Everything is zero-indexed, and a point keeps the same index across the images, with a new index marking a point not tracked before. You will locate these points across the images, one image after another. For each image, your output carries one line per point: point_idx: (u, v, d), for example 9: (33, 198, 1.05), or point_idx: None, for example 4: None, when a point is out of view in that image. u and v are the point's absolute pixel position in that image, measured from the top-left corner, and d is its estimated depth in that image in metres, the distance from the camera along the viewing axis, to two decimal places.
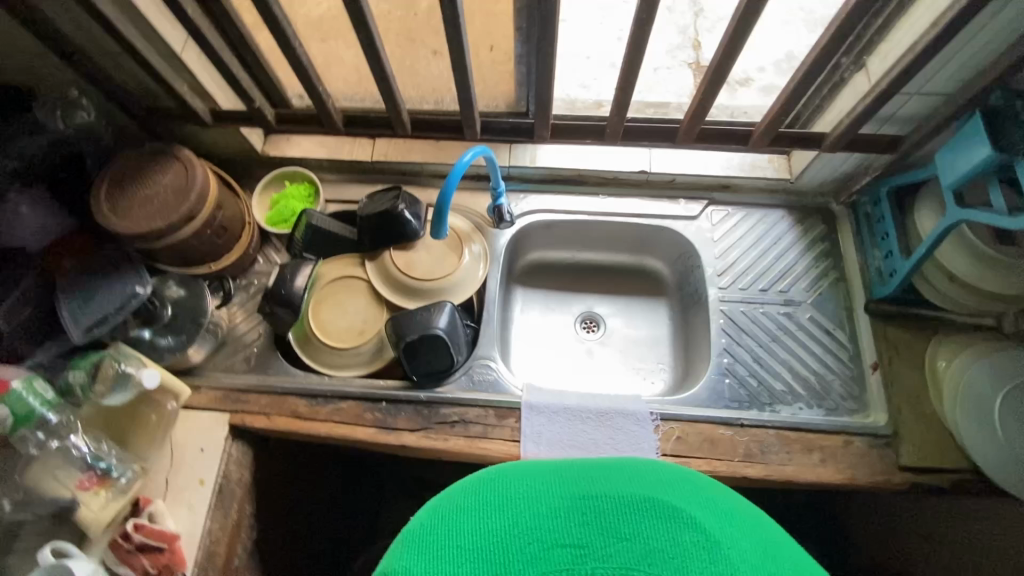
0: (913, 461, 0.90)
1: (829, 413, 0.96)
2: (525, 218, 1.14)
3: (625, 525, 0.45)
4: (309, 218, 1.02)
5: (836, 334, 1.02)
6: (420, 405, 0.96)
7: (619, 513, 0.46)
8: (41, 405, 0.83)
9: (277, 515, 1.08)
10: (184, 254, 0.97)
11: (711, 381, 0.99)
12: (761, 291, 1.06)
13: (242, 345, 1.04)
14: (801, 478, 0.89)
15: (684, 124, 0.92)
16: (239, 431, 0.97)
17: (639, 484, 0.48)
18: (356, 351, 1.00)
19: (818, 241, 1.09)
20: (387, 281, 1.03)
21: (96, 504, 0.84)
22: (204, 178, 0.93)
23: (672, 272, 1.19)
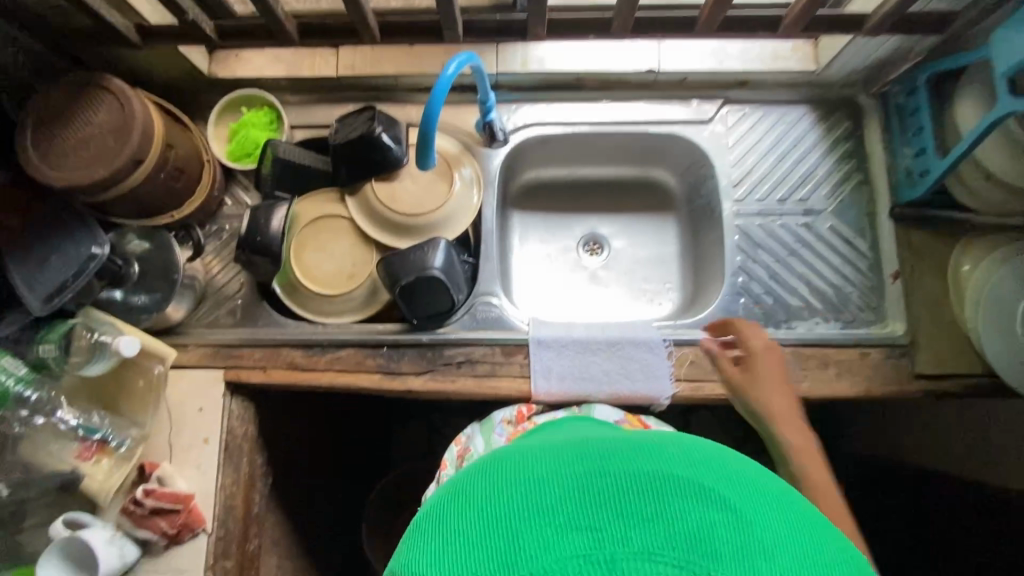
0: (928, 369, 0.89)
1: (846, 326, 0.93)
2: (520, 133, 1.02)
3: (645, 502, 0.36)
4: (275, 150, 0.91)
5: (857, 242, 0.96)
6: (423, 347, 0.92)
7: (633, 484, 0.37)
8: (16, 383, 0.78)
9: (290, 458, 1.08)
10: (139, 204, 0.86)
11: (725, 302, 0.95)
12: (779, 201, 0.98)
13: (224, 297, 0.96)
14: (817, 393, 0.88)
15: (704, 13, 0.77)
16: (235, 387, 0.92)
17: (658, 454, 0.40)
18: (348, 296, 0.93)
19: (841, 140, 0.99)
20: (372, 217, 0.94)
21: (100, 474, 0.83)
22: (144, 112, 0.79)
23: (682, 184, 1.11)
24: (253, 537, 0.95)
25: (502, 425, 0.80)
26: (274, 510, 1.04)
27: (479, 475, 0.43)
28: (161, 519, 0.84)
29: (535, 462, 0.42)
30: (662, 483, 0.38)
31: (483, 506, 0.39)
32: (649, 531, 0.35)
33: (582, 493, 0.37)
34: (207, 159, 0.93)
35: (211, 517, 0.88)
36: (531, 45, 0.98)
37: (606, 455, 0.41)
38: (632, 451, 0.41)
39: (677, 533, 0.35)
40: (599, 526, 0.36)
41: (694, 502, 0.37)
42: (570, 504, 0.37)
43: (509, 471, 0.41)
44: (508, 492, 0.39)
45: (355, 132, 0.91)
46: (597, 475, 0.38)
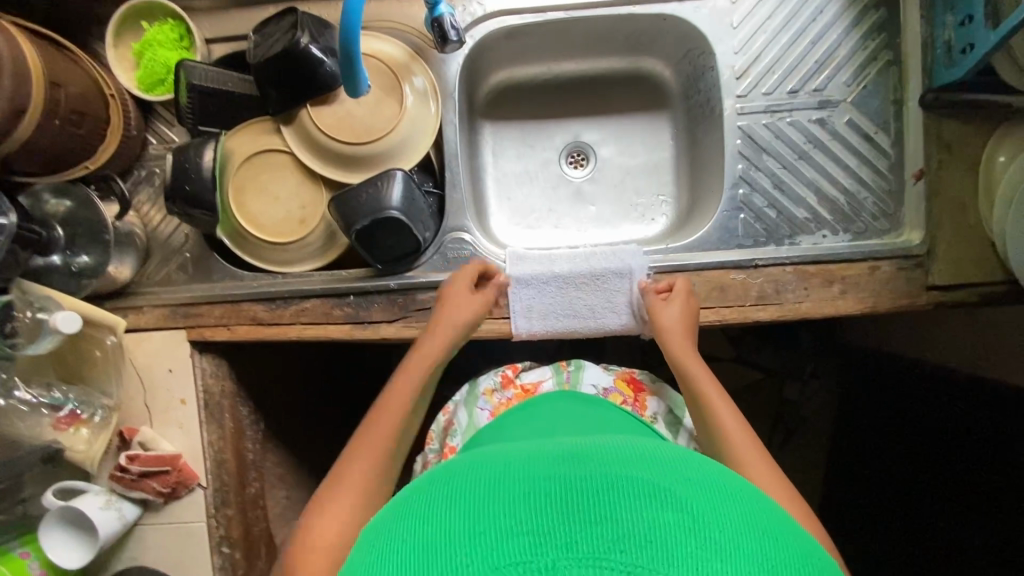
0: (943, 279, 0.81)
1: (856, 238, 0.83)
2: (479, 27, 0.84)
3: (594, 502, 0.32)
4: (189, 75, 0.78)
5: (877, 139, 0.83)
6: (392, 293, 0.85)
7: (582, 486, 0.33)
8: None
9: (280, 402, 1.07)
10: (41, 159, 0.74)
11: (723, 219, 0.85)
12: (790, 94, 0.83)
13: (172, 251, 0.88)
14: (818, 314, 0.81)
15: None
16: (203, 345, 0.88)
17: (615, 455, 0.37)
18: (303, 243, 0.84)
19: (871, 9, 0.82)
20: (315, 150, 0.81)
21: (81, 443, 0.81)
22: (10, 47, 0.65)
23: (677, 76, 0.95)
24: (252, 482, 0.96)
25: (485, 398, 0.80)
26: (272, 452, 1.05)
27: (429, 487, 0.38)
28: (153, 481, 0.84)
29: (488, 467, 0.38)
30: (614, 481, 0.34)
31: (423, 517, 0.35)
32: (597, 535, 0.31)
33: (528, 497, 0.33)
34: (111, 94, 0.79)
35: (204, 473, 0.88)
36: None
37: (559, 457, 0.37)
38: (588, 455, 0.37)
39: (625, 532, 0.31)
40: (544, 528, 0.31)
41: (648, 502, 0.32)
42: (514, 505, 0.33)
43: (459, 478, 0.37)
44: (453, 501, 0.35)
45: (278, 46, 0.76)
46: (546, 477, 0.34)
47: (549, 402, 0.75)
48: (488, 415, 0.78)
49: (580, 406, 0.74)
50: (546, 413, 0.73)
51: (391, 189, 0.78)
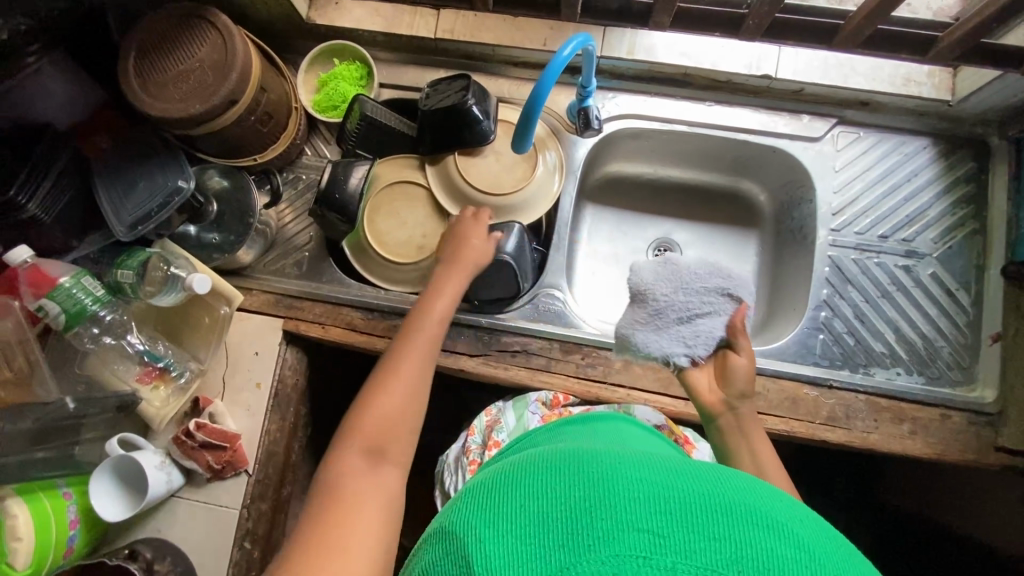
0: (1016, 444, 0.82)
1: (929, 383, 0.86)
2: (613, 123, 0.96)
3: (712, 523, 0.38)
4: (363, 106, 0.89)
5: (957, 295, 0.89)
6: (481, 330, 0.90)
7: (704, 506, 0.39)
8: (93, 303, 0.79)
9: (330, 412, 1.09)
10: (226, 143, 0.85)
11: (802, 335, 0.89)
12: (879, 238, 0.91)
13: (292, 248, 0.96)
14: (884, 448, 0.83)
15: (853, 22, 0.68)
16: (292, 337, 0.93)
17: (730, 486, 0.42)
18: (415, 267, 0.91)
19: (961, 182, 0.91)
20: (449, 189, 0.91)
21: (157, 400, 0.85)
22: (245, 53, 0.77)
23: (771, 201, 1.04)
24: (288, 484, 0.97)
25: (537, 404, 0.84)
26: (310, 461, 1.05)
27: (556, 464, 0.44)
28: (208, 454, 0.85)
29: (616, 466, 0.43)
30: (733, 510, 0.39)
31: (557, 490, 0.41)
32: (717, 549, 0.37)
33: (659, 503, 0.39)
34: (295, 107, 0.92)
35: (254, 459, 0.89)
36: (641, 31, 0.91)
37: (680, 476, 0.42)
38: (706, 482, 0.42)
39: (743, 554, 0.37)
40: (673, 533, 0.37)
41: (762, 534, 0.38)
42: (648, 508, 0.38)
43: (590, 467, 0.43)
44: (590, 485, 0.40)
45: (446, 101, 0.87)
46: (674, 492, 0.40)
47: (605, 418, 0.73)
48: (539, 419, 0.82)
49: (640, 430, 0.71)
50: (610, 428, 0.68)
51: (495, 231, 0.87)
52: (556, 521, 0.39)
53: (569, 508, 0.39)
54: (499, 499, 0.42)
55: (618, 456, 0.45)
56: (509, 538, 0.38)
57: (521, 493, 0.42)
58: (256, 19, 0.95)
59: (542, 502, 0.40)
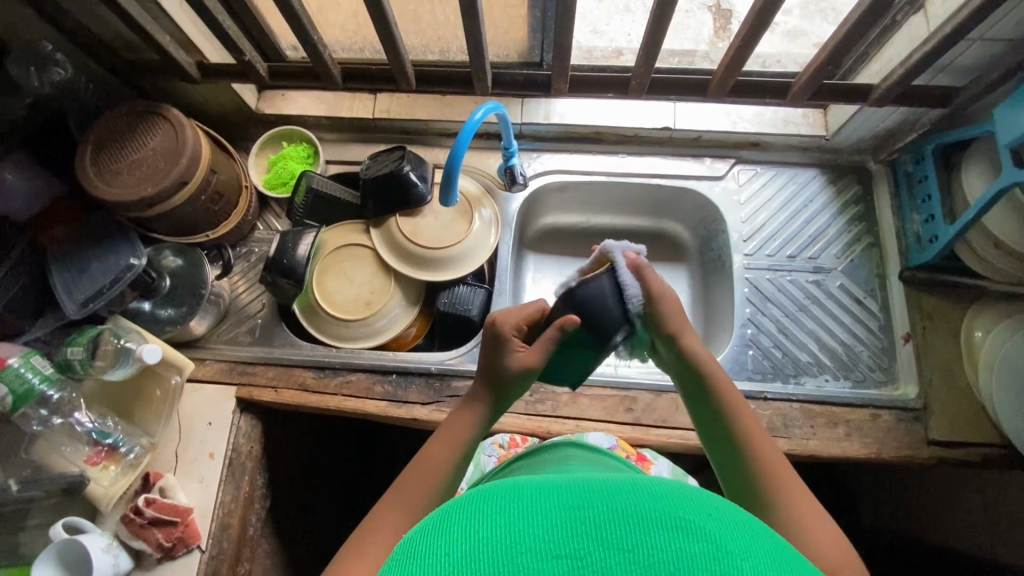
0: (941, 435, 0.87)
1: (856, 386, 0.92)
2: (540, 178, 1.06)
3: (627, 536, 0.33)
4: (309, 181, 0.97)
5: (866, 303, 0.97)
6: (431, 377, 0.93)
7: (615, 515, 0.35)
8: (41, 382, 0.81)
9: (291, 482, 1.07)
10: (178, 222, 0.91)
11: (733, 352, 0.95)
12: (789, 258, 1.00)
13: (246, 316, 1.00)
14: (824, 452, 0.86)
15: (717, 76, 0.80)
16: (246, 404, 0.94)
17: (640, 488, 0.38)
18: (365, 323, 0.96)
19: (851, 204, 1.02)
20: (394, 248, 0.98)
21: (105, 480, 0.83)
22: (195, 140, 0.85)
23: (693, 236, 1.13)
24: (244, 561, 0.94)
25: (493, 447, 0.87)
26: (270, 537, 1.02)
27: (469, 497, 0.39)
28: (158, 531, 0.83)
29: (526, 491, 0.38)
30: (643, 511, 0.35)
31: (466, 526, 0.36)
32: (630, 561, 0.32)
33: (570, 523, 0.34)
34: (245, 186, 1.00)
35: (206, 535, 0.87)
36: (553, 100, 1.04)
37: (594, 488, 0.37)
38: (616, 489, 0.37)
39: (656, 559, 0.32)
40: (587, 552, 0.33)
41: (675, 533, 0.34)
42: (557, 529, 0.34)
43: (502, 496, 0.38)
44: (501, 517, 0.35)
45: (385, 169, 0.96)
46: (587, 507, 0.35)
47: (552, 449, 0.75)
48: (494, 458, 0.86)
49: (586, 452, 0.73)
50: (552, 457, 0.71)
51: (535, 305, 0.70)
52: (466, 564, 0.33)
53: (480, 548, 0.34)
54: (412, 553, 0.36)
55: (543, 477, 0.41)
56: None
57: (433, 539, 0.36)
58: (209, 112, 1.05)
59: (453, 541, 0.35)
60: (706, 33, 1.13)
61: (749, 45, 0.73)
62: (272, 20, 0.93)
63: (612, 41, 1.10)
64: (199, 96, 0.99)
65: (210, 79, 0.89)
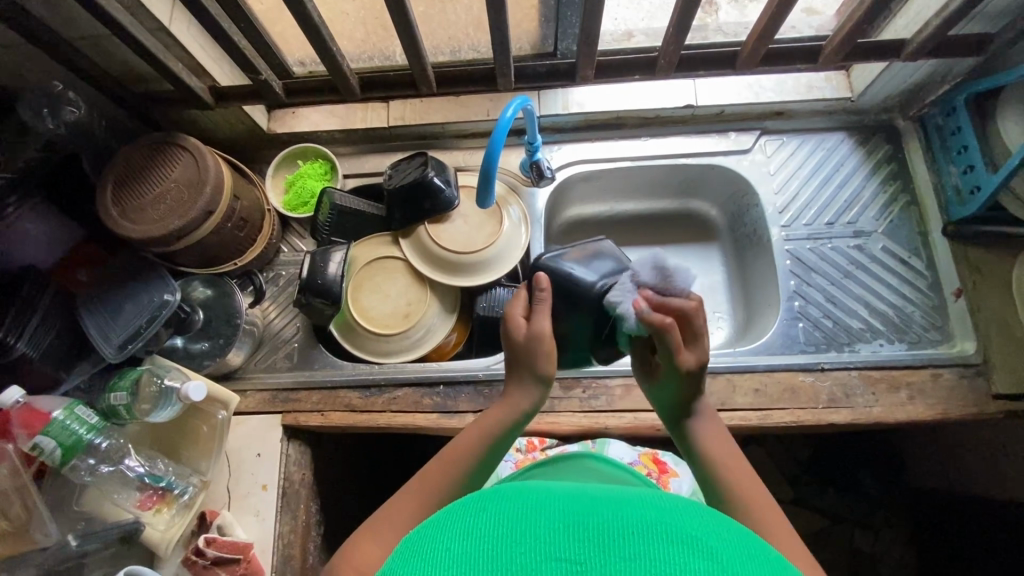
0: (1007, 388, 0.85)
1: (912, 347, 0.90)
2: (564, 171, 1.04)
3: (624, 542, 0.35)
4: (332, 198, 0.94)
5: (911, 262, 0.95)
6: (479, 383, 0.91)
7: (619, 525, 0.36)
8: (88, 431, 0.77)
9: (344, 504, 1.06)
10: (206, 252, 0.89)
11: (783, 326, 0.93)
12: (827, 225, 0.98)
13: (281, 342, 0.98)
14: (889, 418, 0.85)
15: (748, 46, 0.78)
16: (293, 431, 0.92)
17: (645, 505, 0.39)
18: (404, 335, 0.94)
19: (884, 163, 1.00)
20: (426, 257, 0.96)
21: (161, 524, 0.81)
22: (217, 166, 0.83)
23: (723, 214, 1.11)
24: None
25: (510, 452, 0.91)
26: (330, 562, 1.00)
27: (477, 500, 0.41)
28: (221, 570, 0.81)
29: (531, 498, 0.40)
30: (646, 523, 0.36)
31: (471, 525, 0.37)
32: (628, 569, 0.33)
33: (572, 528, 0.36)
34: (268, 209, 0.97)
35: (269, 568, 0.85)
36: (570, 89, 1.02)
37: (598, 503, 0.39)
38: (613, 503, 0.39)
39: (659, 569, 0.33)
40: (588, 558, 0.34)
41: (677, 546, 0.34)
42: (560, 532, 0.36)
43: (508, 503, 0.39)
44: (507, 518, 0.37)
45: (409, 177, 0.93)
46: (590, 517, 0.37)
47: (568, 459, 0.74)
48: (512, 464, 0.89)
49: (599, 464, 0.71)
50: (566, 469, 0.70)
51: (522, 284, 0.73)
52: (468, 559, 0.34)
53: (485, 546, 0.35)
54: (422, 544, 0.37)
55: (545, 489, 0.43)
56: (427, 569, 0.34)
57: (443, 532, 0.37)
58: (221, 138, 1.03)
59: (458, 538, 0.36)
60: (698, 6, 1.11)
61: (783, 9, 0.71)
62: (279, 38, 0.90)
63: (620, 24, 1.08)
64: (211, 122, 0.97)
65: (225, 104, 0.86)
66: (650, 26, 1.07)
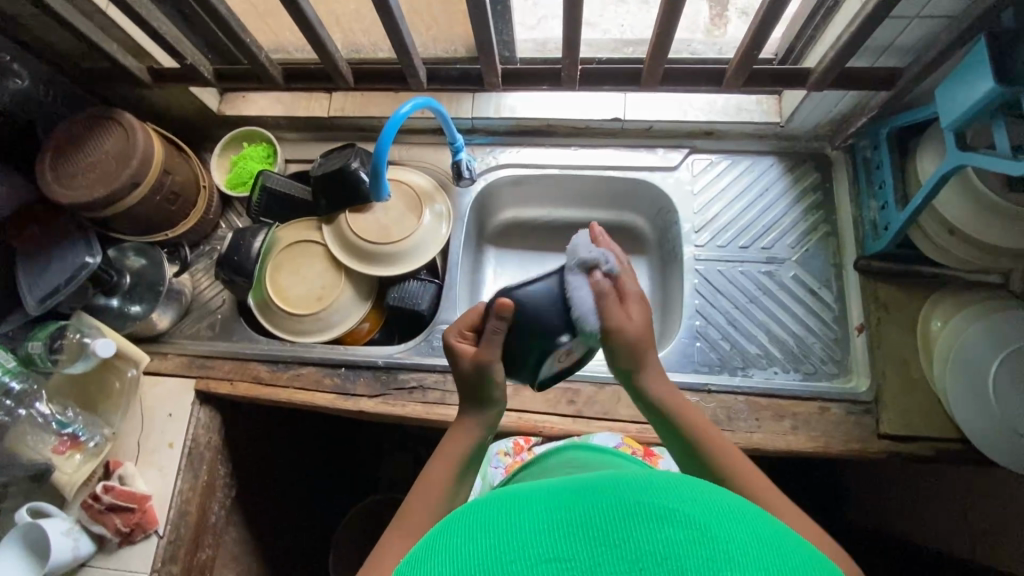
0: (893, 428, 0.84)
1: (806, 378, 0.90)
2: (492, 173, 1.06)
3: (611, 530, 0.35)
4: (264, 180, 1.00)
5: (821, 293, 0.94)
6: (379, 370, 0.95)
7: (601, 513, 0.36)
8: (3, 374, 0.87)
9: (258, 471, 1.11)
10: (137, 222, 0.95)
11: (681, 345, 0.94)
12: (741, 249, 0.98)
13: (207, 311, 1.04)
14: (769, 445, 0.85)
15: (646, 66, 0.78)
16: (205, 397, 0.98)
17: (631, 482, 0.39)
18: (316, 317, 0.99)
19: (809, 192, 0.99)
20: (345, 245, 1.00)
21: (70, 467, 0.88)
22: (146, 141, 0.89)
23: (653, 228, 1.12)
24: (206, 547, 0.98)
25: (498, 457, 0.89)
26: (237, 524, 1.06)
27: (460, 513, 0.40)
28: (116, 516, 0.87)
29: (517, 500, 0.39)
30: (632, 505, 0.36)
31: (459, 545, 0.36)
32: (615, 557, 0.33)
33: (559, 526, 0.35)
34: (204, 186, 1.03)
35: (165, 521, 0.90)
36: (502, 94, 1.04)
37: (583, 490, 0.38)
38: (596, 487, 0.39)
39: (642, 551, 0.33)
40: (574, 553, 0.34)
41: (657, 523, 0.35)
42: (542, 535, 0.35)
43: (494, 510, 0.39)
44: (493, 529, 0.36)
45: (333, 166, 0.98)
46: (578, 507, 0.36)
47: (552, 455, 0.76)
48: (501, 470, 0.87)
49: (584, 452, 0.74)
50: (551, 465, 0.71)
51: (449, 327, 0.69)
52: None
53: (471, 563, 0.34)
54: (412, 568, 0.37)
55: (537, 486, 0.42)
56: None
57: (431, 553, 0.37)
58: (173, 116, 1.09)
59: (446, 557, 0.36)
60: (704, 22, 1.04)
61: (668, 31, 0.72)
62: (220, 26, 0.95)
63: None
64: (161, 100, 1.03)
65: (162, 84, 0.92)
66: (592, 36, 1.08)
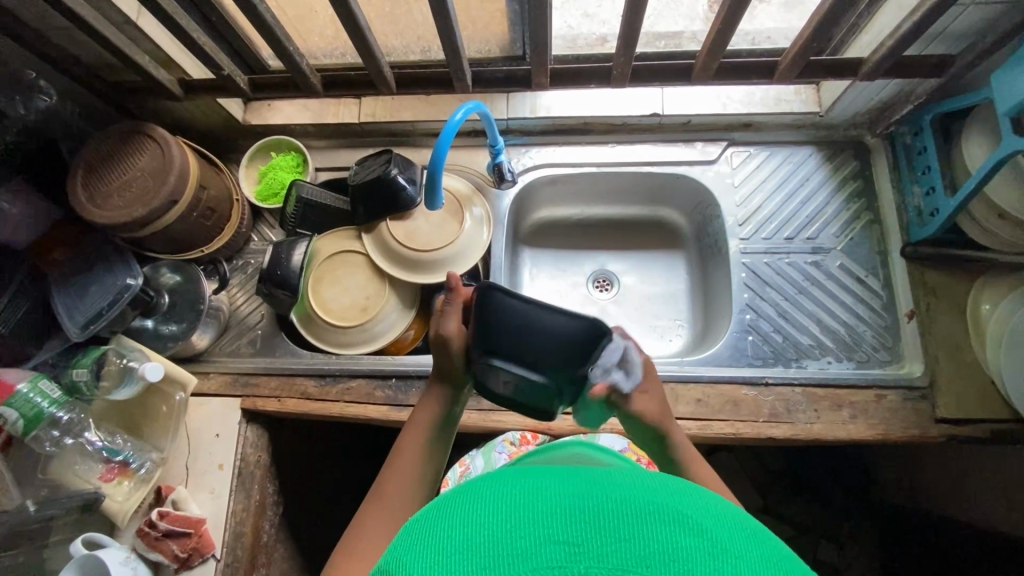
0: (949, 412, 0.85)
1: (860, 366, 0.90)
2: (529, 173, 1.05)
3: (624, 522, 0.32)
4: (299, 191, 0.97)
5: (868, 282, 0.95)
6: (430, 379, 0.94)
7: (617, 505, 0.33)
8: (50, 405, 0.82)
9: (303, 487, 1.09)
10: (173, 240, 0.92)
11: (732, 339, 0.94)
12: (786, 240, 0.99)
13: (246, 328, 1.02)
14: (829, 436, 0.85)
15: (701, 58, 0.77)
16: (252, 415, 0.95)
17: (648, 481, 0.36)
18: (361, 327, 0.97)
19: (849, 180, 1.00)
20: (387, 254, 0.98)
21: (120, 495, 0.85)
22: (182, 157, 0.85)
23: (690, 223, 1.11)
24: (261, 567, 0.96)
25: (504, 444, 0.91)
26: (286, 541, 1.04)
27: (473, 479, 0.38)
28: (173, 543, 0.84)
29: (529, 477, 0.37)
30: (651, 503, 0.33)
31: (470, 510, 0.34)
32: (626, 551, 0.31)
33: (574, 509, 0.33)
34: (236, 199, 1.00)
35: (221, 543, 0.88)
36: (538, 93, 1.03)
37: (604, 479, 0.36)
38: (614, 479, 0.36)
39: (653, 549, 0.31)
40: (587, 541, 0.31)
41: (672, 526, 0.32)
42: (557, 514, 0.32)
43: (512, 480, 0.36)
44: (506, 502, 0.34)
45: (371, 174, 0.95)
46: (596, 493, 0.34)
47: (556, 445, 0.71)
48: (505, 456, 0.89)
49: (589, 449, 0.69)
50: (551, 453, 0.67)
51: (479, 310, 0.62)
52: (466, 549, 0.31)
53: (481, 534, 0.32)
54: (422, 529, 0.34)
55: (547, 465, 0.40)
56: (430, 561, 0.31)
57: (445, 511, 0.35)
58: (197, 128, 1.06)
59: (455, 523, 0.33)
60: (700, 9, 1.07)
61: (727, 27, 0.70)
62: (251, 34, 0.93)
63: (603, 25, 1.05)
64: (187, 112, 1.00)
65: (194, 96, 0.89)
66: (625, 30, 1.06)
